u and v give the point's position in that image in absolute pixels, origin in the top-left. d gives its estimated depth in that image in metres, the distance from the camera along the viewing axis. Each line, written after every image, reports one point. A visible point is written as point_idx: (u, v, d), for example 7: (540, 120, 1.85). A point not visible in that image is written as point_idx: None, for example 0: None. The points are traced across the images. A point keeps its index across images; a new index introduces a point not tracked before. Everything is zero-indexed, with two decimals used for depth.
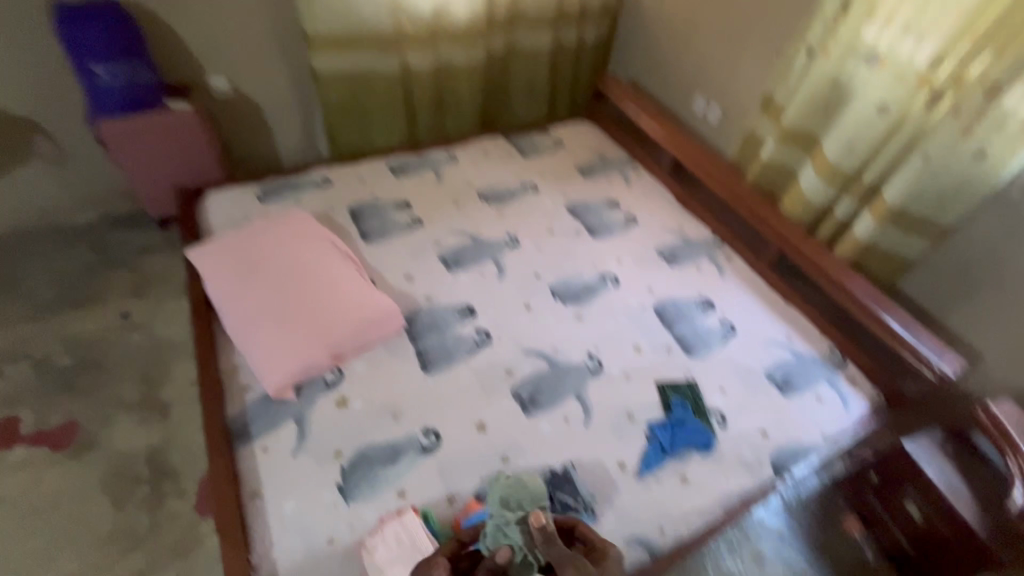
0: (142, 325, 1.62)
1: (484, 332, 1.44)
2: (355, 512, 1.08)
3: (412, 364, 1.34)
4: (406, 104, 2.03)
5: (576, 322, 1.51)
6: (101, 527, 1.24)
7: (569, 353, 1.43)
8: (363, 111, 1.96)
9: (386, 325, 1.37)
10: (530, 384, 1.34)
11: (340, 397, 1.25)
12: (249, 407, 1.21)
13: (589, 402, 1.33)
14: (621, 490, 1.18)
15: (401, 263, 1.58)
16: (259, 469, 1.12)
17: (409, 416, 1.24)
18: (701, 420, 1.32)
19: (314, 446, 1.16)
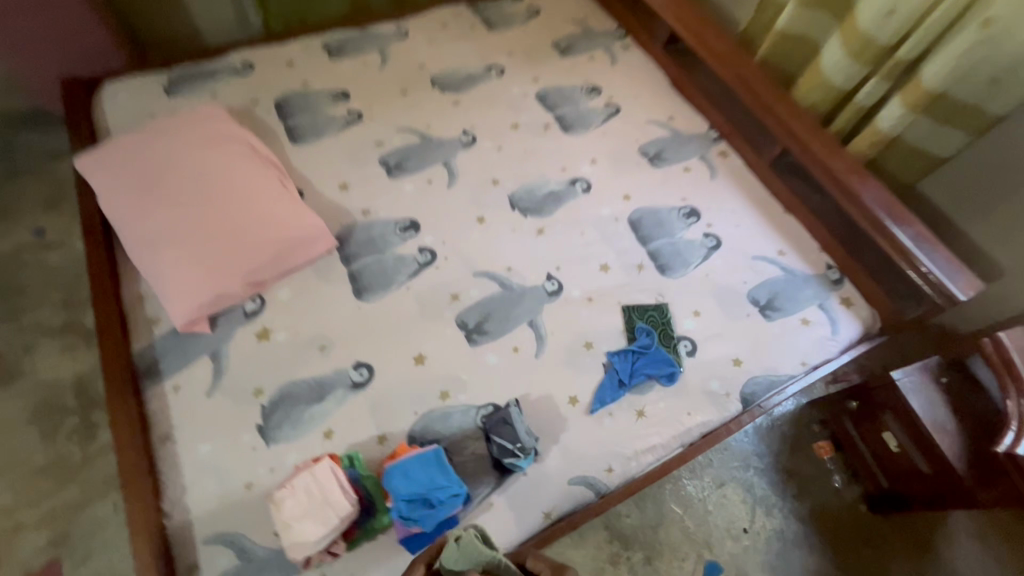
0: (60, 243, 1.47)
1: (428, 251, 1.26)
2: (277, 455, 1.00)
3: (344, 290, 1.19)
4: None
5: (536, 236, 1.32)
6: (35, 457, 1.21)
7: (525, 274, 1.26)
8: None
9: (313, 245, 1.20)
10: (477, 310, 1.20)
11: (262, 329, 1.12)
12: (158, 342, 1.08)
13: (543, 329, 1.19)
14: (570, 427, 1.08)
15: (334, 168, 1.36)
16: (170, 410, 1.02)
17: (339, 349, 1.12)
18: (668, 349, 1.18)
19: (232, 385, 1.06)
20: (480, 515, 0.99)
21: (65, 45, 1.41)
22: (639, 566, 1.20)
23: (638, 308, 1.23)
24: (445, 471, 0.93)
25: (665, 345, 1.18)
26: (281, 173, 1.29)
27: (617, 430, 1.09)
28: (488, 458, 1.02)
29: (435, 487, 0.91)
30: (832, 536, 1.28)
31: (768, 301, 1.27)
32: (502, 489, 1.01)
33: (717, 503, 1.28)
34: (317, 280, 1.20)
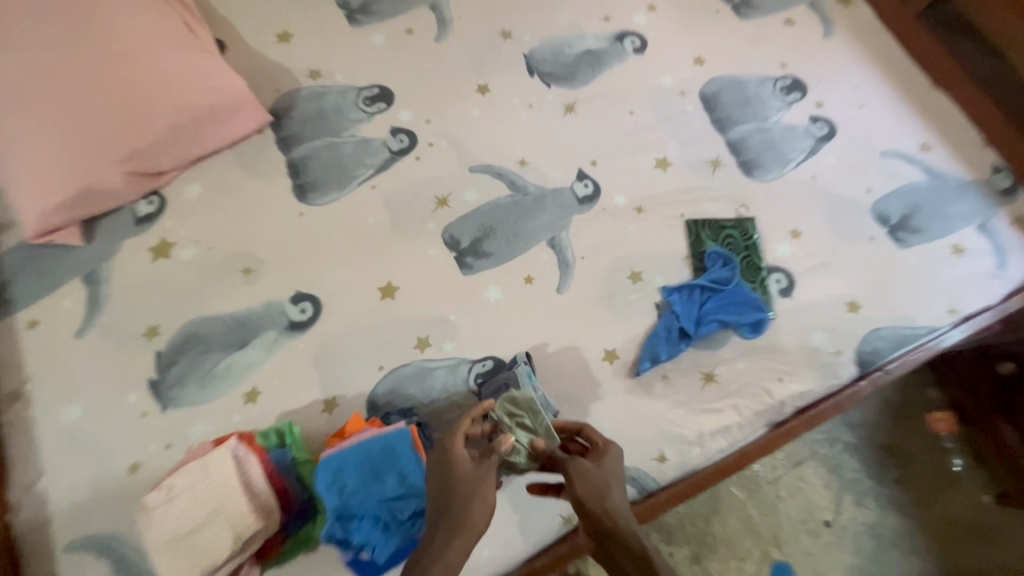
0: None
1: (404, 134, 0.86)
2: (175, 426, 0.69)
3: (280, 188, 0.82)
4: None
5: (564, 116, 0.90)
6: None
7: (545, 171, 0.86)
8: None
9: (234, 119, 0.82)
10: (475, 221, 0.82)
11: (160, 242, 0.78)
12: (10, 257, 0.75)
13: (569, 252, 0.81)
14: (603, 396, 0.73)
15: (268, 10, 0.92)
16: (25, 355, 0.71)
17: (271, 274, 0.77)
18: (753, 285, 0.80)
19: (114, 321, 0.73)
20: None
21: None
22: (684, 566, 0.90)
23: (710, 224, 0.84)
24: (396, 461, 0.58)
25: (748, 279, 0.80)
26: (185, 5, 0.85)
27: (673, 402, 0.74)
28: None
29: (380, 488, 0.57)
30: (943, 534, 0.95)
31: (902, 219, 0.86)
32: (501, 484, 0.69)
33: (792, 488, 0.96)
34: (242, 173, 0.82)
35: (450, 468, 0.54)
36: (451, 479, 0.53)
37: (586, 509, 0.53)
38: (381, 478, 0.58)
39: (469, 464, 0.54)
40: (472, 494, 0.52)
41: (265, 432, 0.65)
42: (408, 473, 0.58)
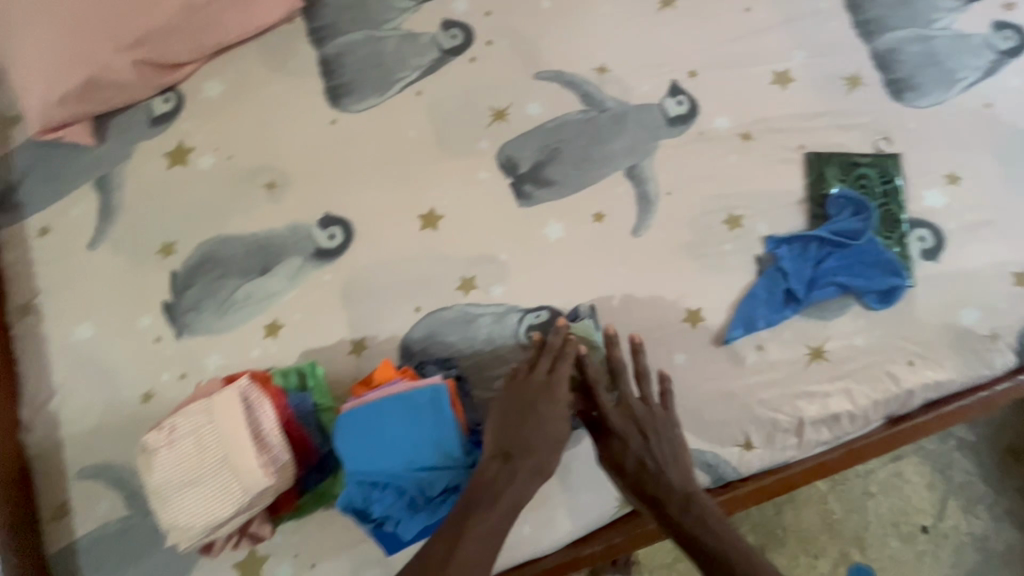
0: None
1: (459, 28, 0.70)
2: (190, 355, 0.61)
3: (310, 89, 0.69)
4: None
5: (658, 11, 0.71)
6: None
7: (629, 81, 0.69)
8: None
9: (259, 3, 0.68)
10: (538, 141, 0.67)
11: (177, 145, 0.68)
12: (23, 154, 0.68)
13: (651, 185, 0.65)
14: (680, 365, 0.60)
15: None
16: (39, 263, 0.65)
17: (298, 190, 0.66)
18: (888, 241, 0.63)
19: (127, 232, 0.65)
20: None
21: None
22: None
23: (839, 160, 0.66)
24: (432, 425, 0.48)
25: (883, 235, 0.63)
26: None
27: (768, 379, 0.60)
28: None
29: (411, 461, 0.48)
30: None
31: None
32: None
33: (885, 484, 0.82)
34: (269, 68, 0.70)
35: (533, 408, 0.49)
36: (531, 419, 0.49)
37: (656, 476, 0.48)
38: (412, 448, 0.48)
39: (556, 406, 0.50)
40: (549, 439, 0.49)
41: (280, 372, 0.57)
42: (444, 440, 0.48)
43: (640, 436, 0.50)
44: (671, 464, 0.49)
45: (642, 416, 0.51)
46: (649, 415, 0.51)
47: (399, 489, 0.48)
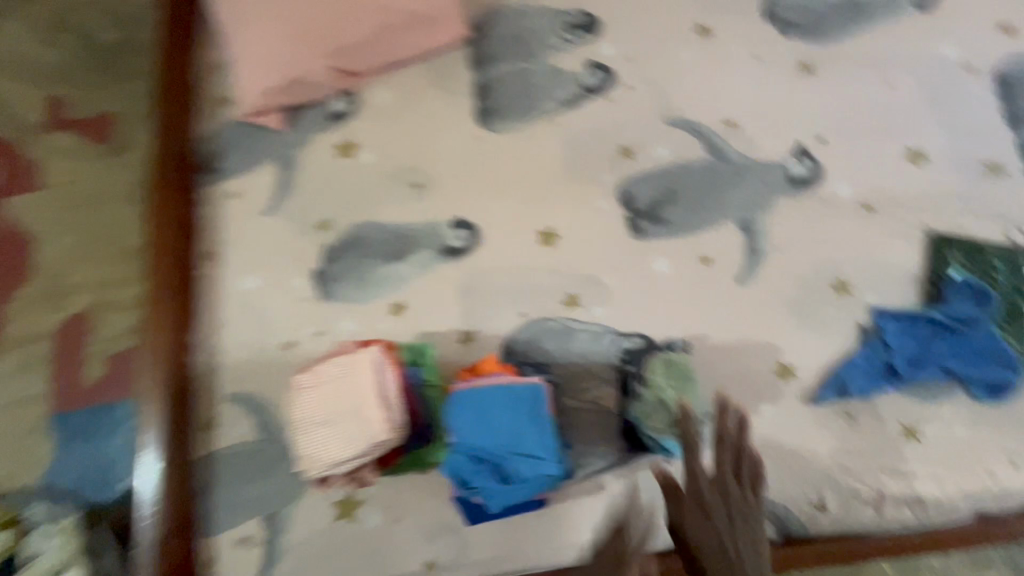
0: None
1: (603, 68, 0.77)
2: (330, 318, 0.72)
3: (463, 108, 0.79)
4: None
5: (796, 74, 0.74)
6: None
7: (757, 138, 0.72)
8: None
9: (434, 31, 0.79)
10: (659, 181, 0.72)
11: (347, 140, 0.79)
12: (226, 130, 0.82)
13: (764, 239, 0.68)
14: (765, 416, 0.62)
15: None
16: (224, 219, 0.78)
17: (440, 193, 0.76)
18: (1003, 333, 0.63)
19: (297, 206, 0.77)
20: (578, 501, 0.63)
21: None
22: None
23: (963, 246, 0.66)
24: (530, 424, 0.55)
25: (1001, 327, 0.63)
26: None
27: (854, 447, 0.61)
28: (613, 419, 0.64)
29: (511, 455, 0.54)
30: None
31: None
32: (626, 472, 0.63)
33: None
34: (432, 85, 0.80)
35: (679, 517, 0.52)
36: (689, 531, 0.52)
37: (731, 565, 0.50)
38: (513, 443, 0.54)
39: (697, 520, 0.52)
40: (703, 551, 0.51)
41: (404, 347, 0.65)
42: (538, 440, 0.54)
43: (724, 520, 0.52)
44: (747, 554, 0.50)
45: (732, 502, 0.52)
46: (738, 501, 0.52)
47: (496, 475, 0.54)
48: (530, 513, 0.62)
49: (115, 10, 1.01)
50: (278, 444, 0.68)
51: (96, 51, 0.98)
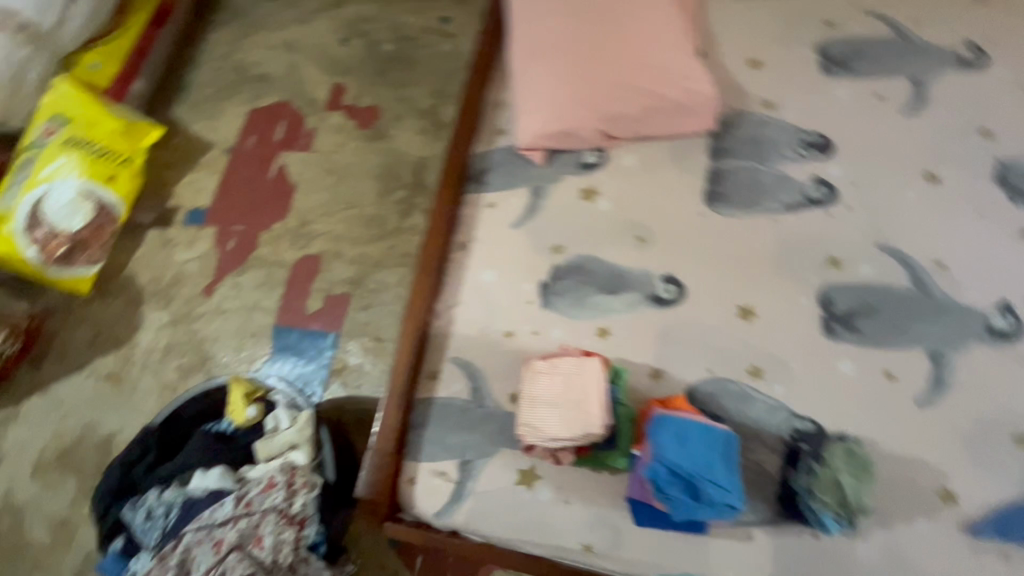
0: (455, 37, 1.53)
1: (828, 184, 0.88)
2: (545, 322, 0.88)
3: (694, 186, 0.93)
4: None
5: (1012, 239, 0.83)
6: (366, 207, 1.36)
7: (963, 285, 0.80)
8: None
9: (689, 119, 0.95)
10: (859, 295, 0.81)
11: (589, 186, 0.96)
12: (496, 153, 1.02)
13: (952, 373, 0.75)
14: (920, 528, 0.69)
15: (751, 36, 1.02)
16: (479, 221, 0.97)
17: (659, 250, 0.90)
18: None
19: (537, 227, 0.95)
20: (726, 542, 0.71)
21: None
22: None
23: None
24: (720, 474, 0.65)
25: None
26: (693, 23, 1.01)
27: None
28: (772, 483, 0.73)
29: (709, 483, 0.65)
30: None
31: None
32: (773, 532, 0.71)
33: None
34: (671, 161, 0.95)
35: None
36: None
37: None
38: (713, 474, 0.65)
39: None
40: None
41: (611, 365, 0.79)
42: (726, 493, 0.64)
43: None
44: None
45: None
46: None
47: (692, 496, 0.65)
48: (681, 534, 0.72)
49: (434, 63, 1.50)
50: (483, 408, 0.84)
51: (362, 84, 1.51)
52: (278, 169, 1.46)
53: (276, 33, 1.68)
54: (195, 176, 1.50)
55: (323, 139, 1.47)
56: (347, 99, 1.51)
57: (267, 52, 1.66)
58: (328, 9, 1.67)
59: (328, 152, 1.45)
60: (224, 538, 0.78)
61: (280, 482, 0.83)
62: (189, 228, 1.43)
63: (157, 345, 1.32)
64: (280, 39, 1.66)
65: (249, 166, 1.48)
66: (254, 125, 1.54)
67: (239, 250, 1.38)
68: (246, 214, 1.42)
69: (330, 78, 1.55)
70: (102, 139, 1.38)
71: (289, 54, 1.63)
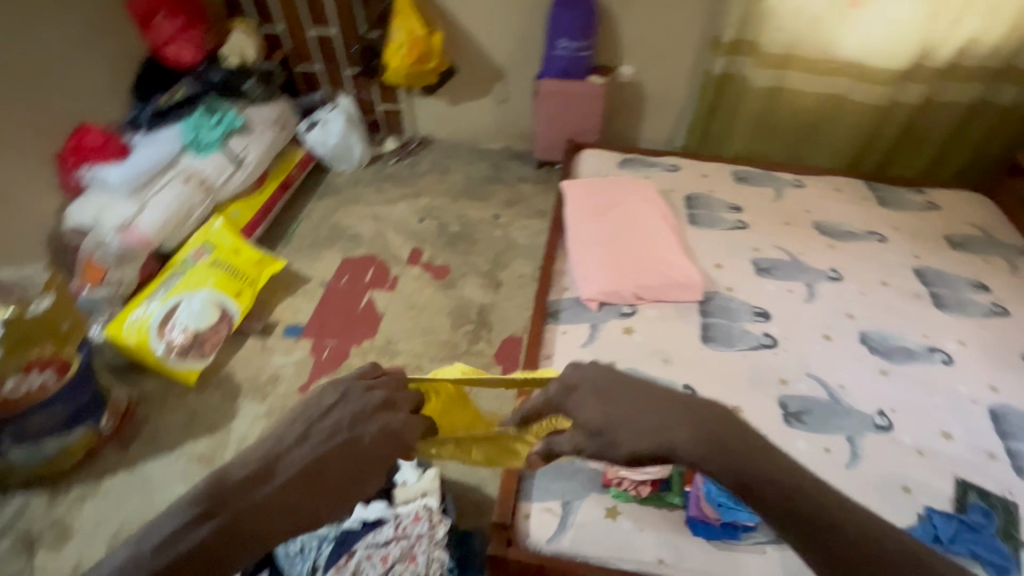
0: (504, 227, 2.19)
1: (771, 337, 1.47)
2: None
3: (694, 332, 1.48)
4: (795, 128, 2.14)
5: (877, 375, 1.39)
6: (440, 334, 1.78)
7: (856, 398, 1.34)
8: (774, 124, 2.14)
9: (682, 292, 1.54)
10: (801, 402, 1.33)
11: (628, 326, 1.48)
12: (564, 301, 1.56)
13: (861, 449, 1.25)
14: None
15: (714, 251, 1.70)
16: (557, 343, 1.45)
17: (678, 365, 1.40)
18: (1007, 543, 1.09)
19: (597, 348, 1.43)
20: (751, 553, 1.06)
21: (578, 119, 2.23)
22: None
23: (982, 493, 1.17)
24: None
25: (1003, 539, 1.10)
26: (678, 237, 1.71)
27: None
28: None
29: (744, 492, 1.04)
30: None
31: None
32: (780, 546, 1.07)
33: None
34: (677, 316, 1.51)
35: None
36: None
37: None
38: (882, 566, 0.69)
39: None
40: None
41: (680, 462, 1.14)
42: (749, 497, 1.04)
43: None
44: None
45: None
46: None
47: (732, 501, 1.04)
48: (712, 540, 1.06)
49: (497, 245, 2.11)
50: (709, 406, 0.77)
51: (419, 267, 2.01)
52: (367, 302, 1.89)
53: (366, 208, 2.27)
54: (294, 300, 1.88)
55: (406, 283, 1.95)
56: (423, 258, 2.05)
57: (357, 220, 2.21)
58: (407, 198, 2.32)
59: (410, 292, 1.92)
60: (389, 554, 1.04)
61: (425, 515, 1.09)
62: (288, 339, 1.76)
63: (251, 432, 1.53)
64: (370, 213, 2.24)
65: (343, 297, 1.90)
66: (346, 268, 2.01)
67: (332, 358, 1.71)
68: (339, 332, 1.79)
69: (410, 243, 2.11)
70: (238, 264, 1.78)
71: (375, 223, 2.20)
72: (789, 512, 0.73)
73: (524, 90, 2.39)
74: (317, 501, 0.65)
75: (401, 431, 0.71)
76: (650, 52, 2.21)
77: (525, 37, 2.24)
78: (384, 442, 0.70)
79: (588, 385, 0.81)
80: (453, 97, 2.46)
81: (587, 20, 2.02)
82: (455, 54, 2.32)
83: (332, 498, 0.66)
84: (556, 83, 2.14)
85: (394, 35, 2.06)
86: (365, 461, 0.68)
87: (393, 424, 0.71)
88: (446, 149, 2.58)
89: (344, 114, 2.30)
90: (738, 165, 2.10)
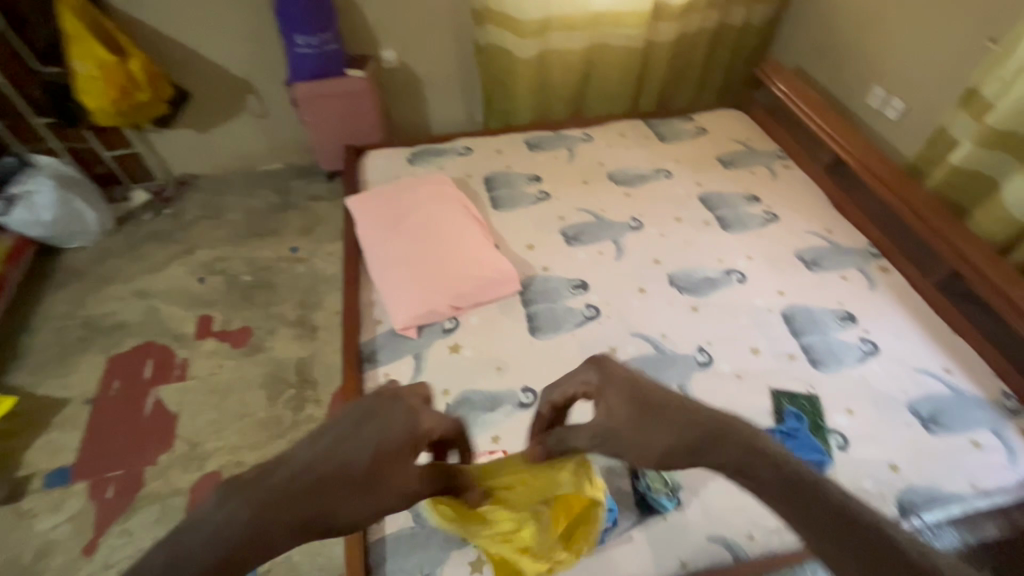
0: (306, 260, 1.92)
1: (594, 308, 1.46)
2: None
3: (522, 326, 1.41)
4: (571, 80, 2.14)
5: (690, 313, 1.46)
6: (258, 413, 1.51)
7: (678, 343, 1.39)
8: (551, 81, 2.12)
9: (501, 288, 1.46)
10: (633, 365, 1.34)
11: (454, 343, 1.37)
12: (379, 337, 1.39)
13: (691, 393, 1.29)
14: (711, 484, 1.13)
15: (523, 232, 1.65)
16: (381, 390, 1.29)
17: (512, 370, 1.32)
18: (818, 438, 1.21)
19: (426, 380, 1.30)
20: (618, 546, 1.04)
21: (353, 120, 1.99)
22: None
23: (789, 397, 1.28)
24: None
25: (814, 434, 1.22)
26: (485, 227, 1.62)
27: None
28: (631, 496, 1.10)
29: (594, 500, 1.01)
30: None
31: (930, 415, 1.26)
32: (642, 526, 1.07)
33: None
34: (501, 315, 1.43)
35: None
36: None
37: None
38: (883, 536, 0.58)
39: None
40: None
41: None
42: None
43: None
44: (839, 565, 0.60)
45: None
46: None
47: None
48: (580, 552, 1.03)
49: (301, 284, 1.84)
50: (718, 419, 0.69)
51: (212, 339, 1.68)
52: (153, 404, 1.53)
53: (125, 285, 1.83)
54: (49, 437, 1.45)
55: (200, 364, 1.62)
56: (215, 326, 1.72)
57: (117, 303, 1.78)
58: (178, 257, 1.92)
59: (208, 375, 1.60)
60: None
61: None
62: (51, 492, 1.36)
63: None
64: (132, 289, 1.82)
65: (118, 409, 1.51)
66: (114, 370, 1.60)
67: (120, 495, 1.35)
68: (122, 457, 1.42)
69: (194, 313, 1.75)
70: None
71: (143, 301, 1.78)
72: (829, 523, 0.60)
73: (283, 98, 2.07)
74: (324, 510, 0.55)
75: (409, 426, 0.64)
76: (409, 31, 2.03)
77: (261, 40, 1.90)
78: (401, 440, 0.62)
79: (619, 388, 0.75)
80: (200, 123, 2.05)
81: (321, 11, 1.74)
82: (180, 73, 1.91)
83: (347, 500, 0.57)
84: (313, 86, 1.87)
85: (76, 69, 1.61)
86: (372, 462, 0.60)
87: (405, 421, 0.64)
88: (214, 184, 2.18)
89: (53, 178, 1.79)
90: (528, 131, 2.05)
